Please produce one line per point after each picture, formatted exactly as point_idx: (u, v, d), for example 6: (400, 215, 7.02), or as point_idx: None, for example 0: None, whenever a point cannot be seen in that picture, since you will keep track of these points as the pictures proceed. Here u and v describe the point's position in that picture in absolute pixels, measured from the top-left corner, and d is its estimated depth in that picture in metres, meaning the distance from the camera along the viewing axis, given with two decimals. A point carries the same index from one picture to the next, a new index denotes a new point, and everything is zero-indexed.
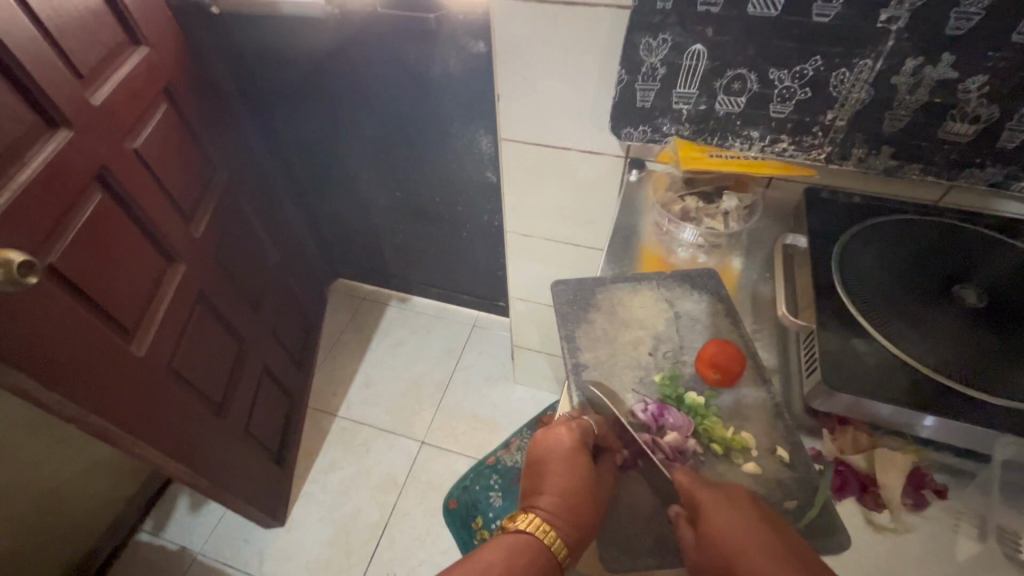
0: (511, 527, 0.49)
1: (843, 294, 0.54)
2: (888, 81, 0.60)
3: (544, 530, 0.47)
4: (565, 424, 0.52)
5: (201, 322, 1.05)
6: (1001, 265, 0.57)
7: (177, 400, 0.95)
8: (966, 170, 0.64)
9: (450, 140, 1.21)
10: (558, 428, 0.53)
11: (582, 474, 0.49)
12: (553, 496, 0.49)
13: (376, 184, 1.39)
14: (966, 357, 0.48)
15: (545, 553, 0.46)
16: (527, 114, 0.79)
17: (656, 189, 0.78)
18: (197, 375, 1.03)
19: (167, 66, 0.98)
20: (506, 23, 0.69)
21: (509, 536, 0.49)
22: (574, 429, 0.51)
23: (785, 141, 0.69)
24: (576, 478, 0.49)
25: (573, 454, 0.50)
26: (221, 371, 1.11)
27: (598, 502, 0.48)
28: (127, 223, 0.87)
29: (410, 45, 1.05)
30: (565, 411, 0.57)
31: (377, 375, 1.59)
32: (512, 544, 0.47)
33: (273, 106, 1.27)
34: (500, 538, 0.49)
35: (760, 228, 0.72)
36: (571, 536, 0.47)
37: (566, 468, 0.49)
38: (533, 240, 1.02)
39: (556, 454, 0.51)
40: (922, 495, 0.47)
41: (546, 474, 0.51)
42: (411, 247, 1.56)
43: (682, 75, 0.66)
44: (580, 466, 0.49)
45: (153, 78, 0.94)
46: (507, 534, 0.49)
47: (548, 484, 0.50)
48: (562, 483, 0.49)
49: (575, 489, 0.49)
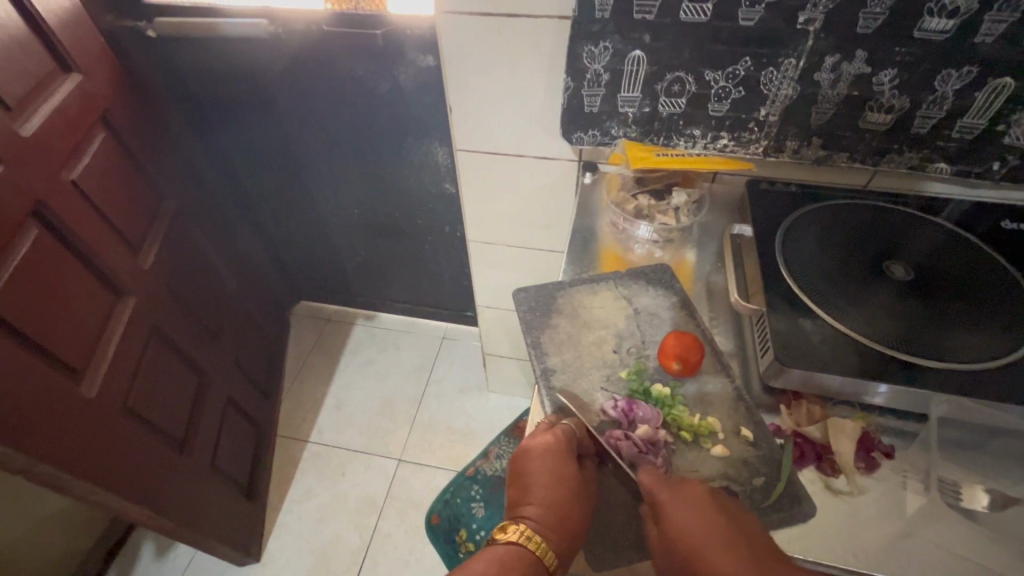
0: (499, 539, 0.49)
1: (787, 278, 0.58)
2: (811, 78, 0.64)
3: (535, 541, 0.47)
4: (548, 431, 0.52)
5: (155, 357, 1.01)
6: (924, 240, 0.62)
7: (134, 440, 0.90)
8: (887, 155, 0.69)
9: (406, 154, 1.21)
10: (543, 435, 0.52)
11: (570, 481, 0.49)
12: (542, 507, 0.49)
13: (334, 202, 1.38)
14: (901, 328, 0.53)
15: (536, 564, 0.47)
16: (479, 126, 0.81)
17: (610, 188, 0.80)
18: (156, 414, 0.99)
19: (104, 94, 0.94)
20: (452, 38, 0.70)
21: (499, 549, 0.48)
22: (559, 435, 0.52)
23: (725, 138, 0.73)
24: (564, 485, 0.49)
25: (560, 462, 0.50)
26: (182, 406, 1.07)
27: (586, 507, 0.49)
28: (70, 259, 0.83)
29: (359, 63, 1.05)
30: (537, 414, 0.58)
31: (347, 396, 1.56)
32: (502, 555, 0.47)
33: (222, 129, 1.25)
34: (488, 550, 0.49)
35: (709, 221, 0.76)
36: (562, 546, 0.48)
37: (554, 477, 0.50)
38: (496, 248, 1.03)
39: (542, 463, 0.50)
40: (872, 458, 0.50)
41: (532, 483, 0.51)
42: (374, 265, 1.54)
43: (625, 80, 0.69)
44: (568, 474, 0.50)
45: (88, 106, 0.90)
46: (495, 545, 0.49)
47: (537, 494, 0.50)
48: (550, 491, 0.49)
49: (564, 497, 0.49)
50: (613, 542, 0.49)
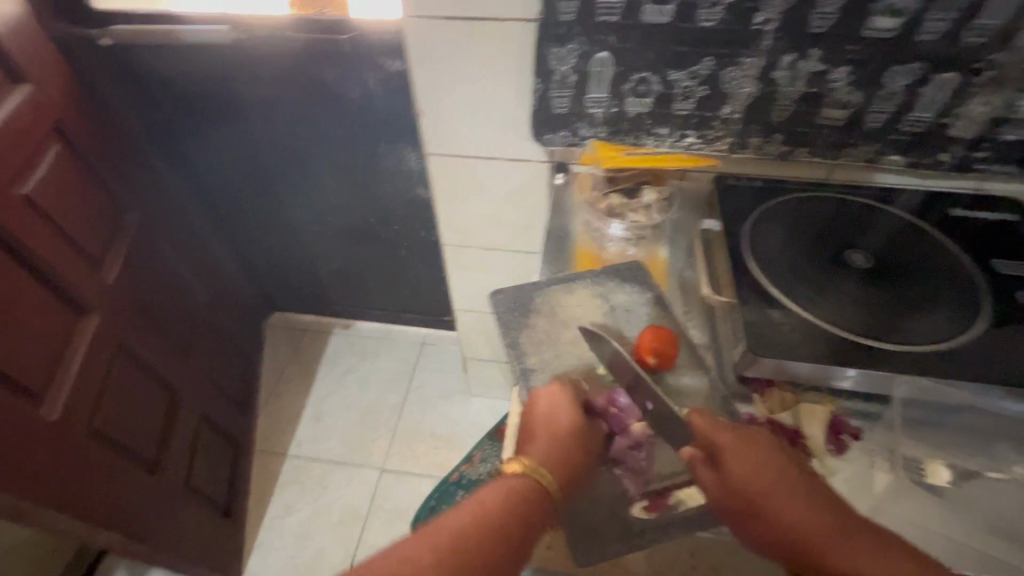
0: (503, 473, 0.50)
1: (755, 270, 0.59)
2: (771, 76, 0.66)
3: (540, 477, 0.49)
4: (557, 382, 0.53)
5: (123, 375, 0.97)
6: (882, 230, 0.65)
7: (102, 462, 0.87)
8: (845, 150, 0.72)
9: (378, 159, 1.20)
10: (553, 385, 0.52)
11: (580, 429, 0.50)
12: (548, 449, 0.49)
13: (306, 209, 1.35)
14: (862, 314, 0.55)
15: (541, 496, 0.48)
16: (451, 128, 0.81)
17: (582, 188, 0.79)
18: (125, 435, 0.96)
19: (61, 105, 0.91)
20: (420, 42, 0.70)
21: (507, 483, 0.49)
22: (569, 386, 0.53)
23: (691, 136, 0.74)
24: (574, 431, 0.50)
25: (571, 409, 0.51)
26: (154, 424, 1.04)
27: (591, 453, 0.50)
28: (25, 277, 0.80)
29: (327, 68, 1.05)
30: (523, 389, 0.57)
31: (326, 407, 1.53)
32: (509, 488, 0.49)
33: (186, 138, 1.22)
34: (494, 483, 0.50)
35: (680, 217, 0.76)
36: (567, 482, 0.49)
37: (563, 424, 0.50)
38: (472, 251, 1.02)
39: (552, 411, 0.51)
40: (841, 440, 0.52)
41: (537, 429, 0.51)
42: (349, 272, 1.52)
43: (593, 81, 0.71)
44: (579, 421, 0.51)
45: (44, 118, 0.87)
46: (502, 479, 0.50)
47: (542, 439, 0.50)
48: (557, 435, 0.50)
49: (572, 442, 0.50)
50: (596, 538, 0.48)
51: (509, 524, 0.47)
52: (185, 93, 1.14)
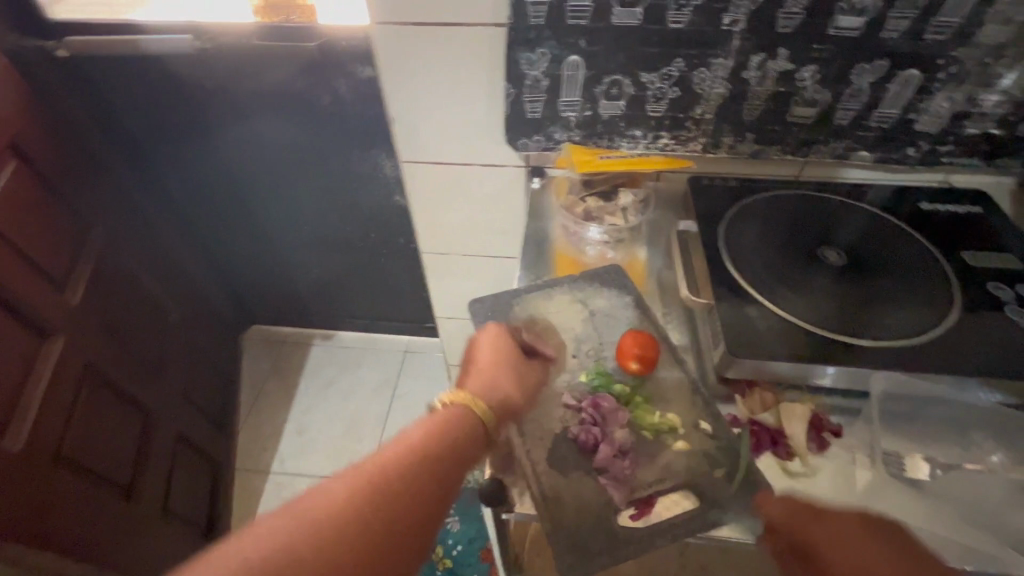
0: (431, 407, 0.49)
1: (732, 270, 0.60)
2: (740, 76, 0.67)
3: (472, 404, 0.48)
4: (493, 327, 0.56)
5: (94, 399, 0.94)
6: (854, 226, 0.66)
7: (69, 493, 0.84)
8: (815, 147, 0.73)
9: (352, 168, 1.18)
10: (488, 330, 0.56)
11: (514, 366, 0.53)
12: (485, 380, 0.51)
13: (281, 220, 1.32)
14: (837, 311, 0.55)
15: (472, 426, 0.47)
16: (424, 135, 0.80)
17: (558, 193, 0.79)
18: (96, 462, 0.92)
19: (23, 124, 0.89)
20: (389, 49, 0.69)
21: (437, 412, 0.48)
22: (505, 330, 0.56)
23: (665, 137, 0.74)
24: (509, 366, 0.53)
25: (506, 349, 0.54)
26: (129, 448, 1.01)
27: (526, 389, 0.52)
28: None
29: (297, 76, 1.03)
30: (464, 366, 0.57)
31: (308, 421, 1.50)
32: (439, 416, 0.47)
33: (154, 151, 1.18)
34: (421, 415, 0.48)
35: (657, 218, 0.76)
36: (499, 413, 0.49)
37: (499, 361, 0.53)
38: (450, 258, 1.01)
39: (489, 351, 0.54)
40: (822, 438, 0.52)
41: (474, 366, 0.52)
42: (328, 283, 1.49)
43: (565, 85, 0.70)
44: (514, 359, 0.54)
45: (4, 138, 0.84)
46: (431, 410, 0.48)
47: (478, 373, 0.52)
48: (495, 372, 0.52)
49: (508, 375, 0.52)
50: (581, 549, 0.46)
51: (435, 459, 0.44)
52: (150, 105, 1.10)
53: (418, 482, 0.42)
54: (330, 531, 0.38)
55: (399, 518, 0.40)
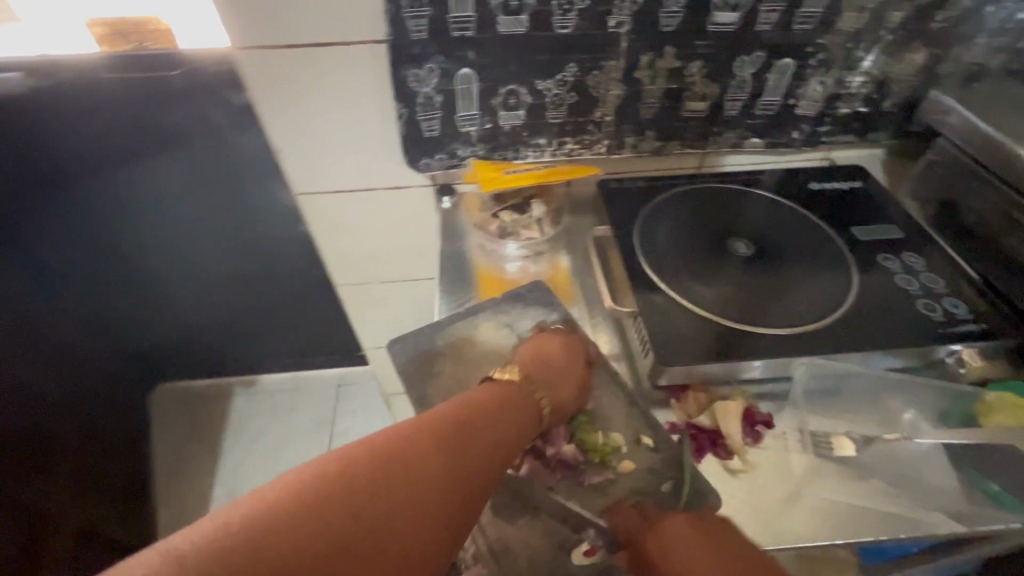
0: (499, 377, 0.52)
1: (651, 273, 0.60)
2: (633, 76, 0.67)
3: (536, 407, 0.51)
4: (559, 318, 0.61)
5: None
6: (753, 213, 0.68)
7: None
8: (712, 138, 0.74)
9: (247, 201, 1.07)
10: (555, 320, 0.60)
11: (577, 356, 0.56)
12: (550, 367, 0.54)
13: (172, 268, 1.19)
14: (749, 303, 0.57)
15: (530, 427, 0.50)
16: (316, 165, 0.73)
17: (471, 211, 0.74)
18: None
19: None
20: (260, 75, 0.62)
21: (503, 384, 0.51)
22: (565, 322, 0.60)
23: (570, 143, 0.73)
24: (571, 354, 0.56)
25: (570, 339, 0.58)
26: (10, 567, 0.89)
27: (581, 380, 0.55)
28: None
29: (165, 107, 0.91)
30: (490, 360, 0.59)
31: (239, 481, 1.36)
32: (506, 392, 0.50)
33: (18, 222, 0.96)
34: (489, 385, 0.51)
35: (573, 222, 0.75)
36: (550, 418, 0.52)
37: (565, 348, 0.56)
38: (369, 287, 0.94)
39: (556, 338, 0.57)
40: (757, 430, 0.52)
41: (544, 349, 0.56)
42: (240, 327, 1.36)
43: (460, 99, 0.67)
44: (576, 347, 0.57)
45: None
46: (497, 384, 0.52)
47: (546, 357, 0.55)
48: (557, 359, 0.55)
49: (568, 363, 0.55)
50: None
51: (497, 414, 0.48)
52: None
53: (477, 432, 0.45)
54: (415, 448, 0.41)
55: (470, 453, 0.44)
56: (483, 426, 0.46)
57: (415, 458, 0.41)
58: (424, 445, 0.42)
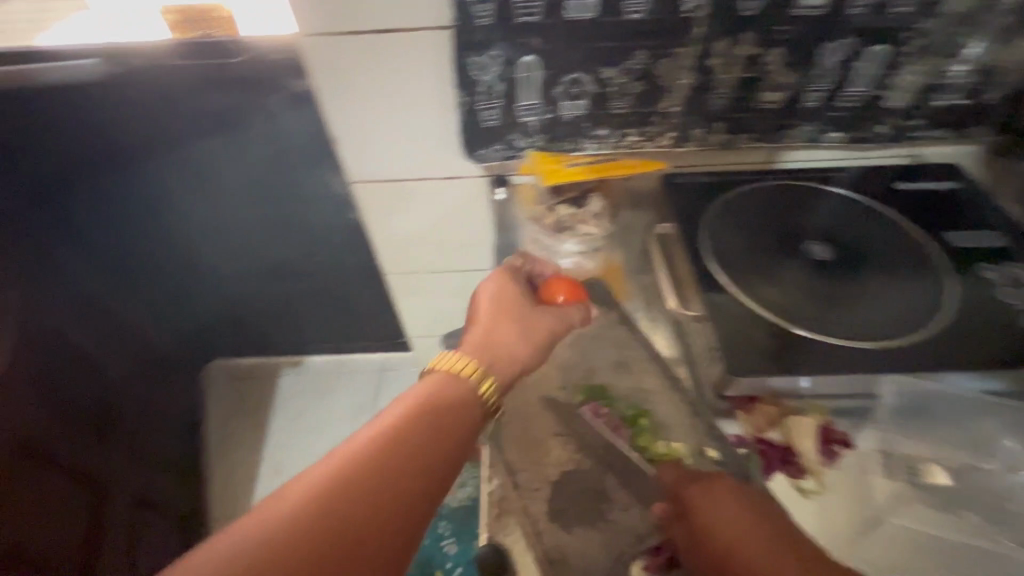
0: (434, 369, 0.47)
1: (719, 273, 0.57)
2: (706, 64, 0.63)
3: (465, 357, 0.48)
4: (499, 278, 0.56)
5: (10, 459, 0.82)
6: (829, 212, 0.64)
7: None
8: (787, 131, 0.69)
9: (298, 188, 1.09)
10: (495, 283, 0.56)
11: (522, 325, 0.52)
12: (491, 346, 0.50)
13: (227, 251, 1.23)
14: (823, 309, 0.54)
15: (460, 386, 0.46)
16: (374, 154, 0.73)
17: (525, 202, 0.70)
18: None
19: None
20: (322, 64, 0.62)
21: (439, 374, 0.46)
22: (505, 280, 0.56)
23: (632, 134, 0.70)
24: (516, 324, 0.52)
25: (516, 307, 0.53)
26: (66, 507, 0.91)
27: (533, 348, 0.52)
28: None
29: (224, 96, 0.94)
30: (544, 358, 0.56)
31: (285, 458, 1.42)
32: (443, 382, 0.46)
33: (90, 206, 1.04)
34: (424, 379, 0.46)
35: (630, 217, 0.69)
36: (498, 366, 0.49)
37: (508, 319, 0.52)
38: (417, 277, 0.94)
39: (496, 310, 0.53)
40: (832, 449, 0.49)
41: (486, 322, 0.52)
42: (288, 310, 1.39)
43: (521, 88, 0.64)
44: (523, 314, 0.53)
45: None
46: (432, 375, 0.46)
47: (487, 330, 0.51)
48: (504, 330, 0.51)
49: (514, 335, 0.51)
50: None
51: (439, 418, 0.43)
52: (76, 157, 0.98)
53: (416, 446, 0.41)
54: (346, 480, 0.38)
55: (409, 469, 0.40)
56: (423, 437, 0.42)
57: (342, 500, 0.37)
58: (356, 478, 0.38)
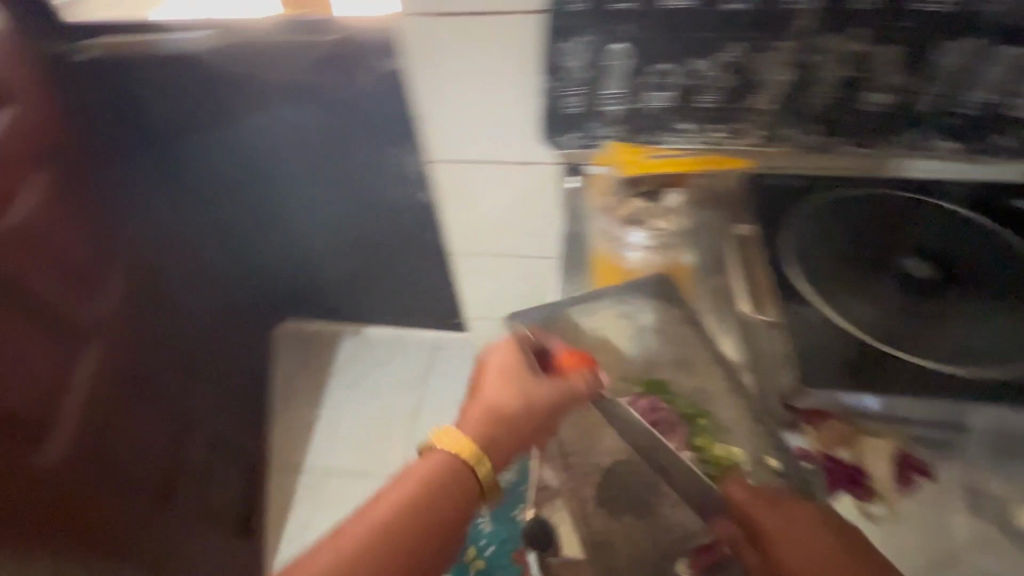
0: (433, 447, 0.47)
1: (797, 281, 0.56)
2: (808, 61, 0.60)
3: (463, 441, 0.46)
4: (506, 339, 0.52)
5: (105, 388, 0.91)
6: (926, 229, 0.60)
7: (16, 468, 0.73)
8: (891, 138, 0.64)
9: (376, 164, 1.14)
10: (502, 343, 0.51)
11: (526, 396, 0.48)
12: (490, 422, 0.47)
13: (306, 219, 1.31)
14: (908, 327, 0.52)
15: (458, 472, 0.46)
16: (455, 133, 0.74)
17: (598, 192, 0.68)
18: (56, 445, 0.80)
19: (28, 116, 0.83)
20: (417, 42, 0.64)
21: (434, 457, 0.46)
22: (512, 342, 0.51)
23: (718, 131, 0.67)
24: (517, 394, 0.48)
25: (520, 374, 0.49)
26: (136, 460, 0.97)
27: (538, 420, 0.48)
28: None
29: (320, 73, 1.00)
30: (605, 349, 0.56)
31: (339, 421, 1.48)
32: (439, 466, 0.45)
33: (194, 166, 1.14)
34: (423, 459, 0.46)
35: (708, 218, 0.65)
36: (496, 450, 0.47)
37: (510, 387, 0.48)
38: (482, 260, 0.96)
39: (499, 375, 0.49)
40: (909, 477, 0.47)
41: (488, 389, 0.49)
42: (354, 281, 1.46)
43: (608, 75, 0.64)
44: (528, 382, 0.49)
45: (14, 131, 0.80)
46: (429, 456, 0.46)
47: (490, 398, 0.48)
48: (507, 401, 0.48)
49: (516, 407, 0.48)
50: None
51: (434, 505, 0.44)
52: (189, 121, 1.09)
53: (408, 538, 0.42)
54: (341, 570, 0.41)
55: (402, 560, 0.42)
56: (418, 528, 0.43)
57: None
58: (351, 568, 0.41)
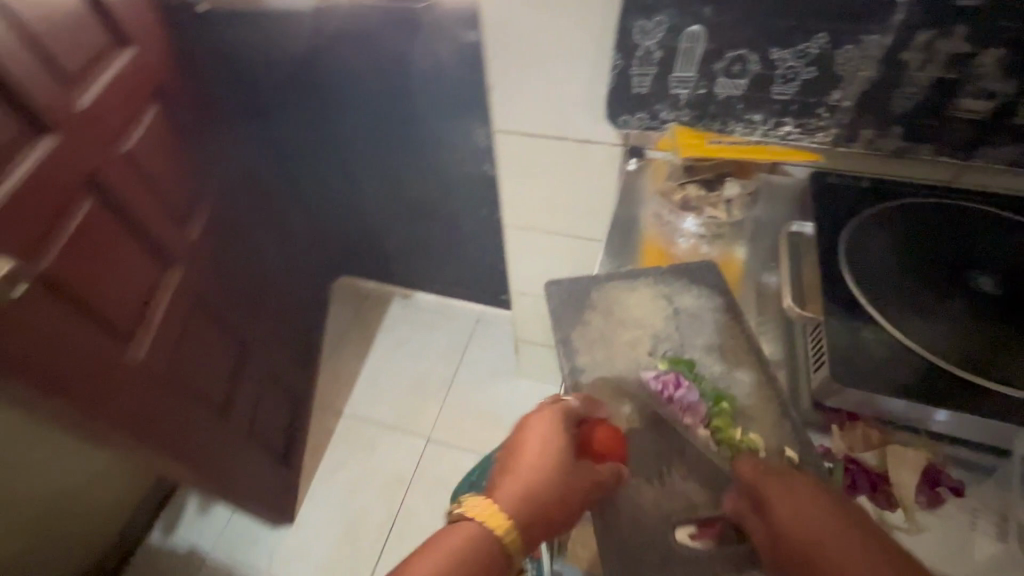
0: (465, 513, 0.44)
1: (852, 285, 0.52)
2: (898, 58, 0.57)
3: (494, 519, 0.43)
4: (552, 407, 0.48)
5: (187, 306, 1.02)
6: (1014, 248, 0.55)
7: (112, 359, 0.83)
8: (981, 148, 0.61)
9: (445, 132, 1.18)
10: (546, 411, 0.48)
11: (563, 474, 0.45)
12: (524, 496, 0.44)
13: (373, 180, 1.37)
14: (974, 345, 0.48)
15: (489, 544, 0.43)
16: (521, 104, 0.76)
17: (656, 178, 0.73)
18: (142, 346, 0.89)
19: (144, 56, 0.91)
20: (495, 11, 0.66)
21: (464, 525, 0.44)
22: (558, 412, 0.47)
23: (789, 124, 0.65)
24: (556, 473, 0.45)
25: (560, 451, 0.46)
26: (200, 370, 1.06)
27: (573, 505, 0.44)
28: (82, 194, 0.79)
29: (403, 40, 1.04)
30: (639, 325, 0.57)
31: (381, 374, 1.57)
32: (468, 535, 0.43)
33: None
34: (453, 524, 0.45)
35: (765, 216, 0.67)
36: (528, 530, 0.43)
37: (547, 465, 0.45)
38: (533, 234, 0.98)
39: (538, 447, 0.46)
40: (936, 492, 0.46)
41: (524, 461, 0.46)
42: (410, 245, 1.52)
43: (680, 57, 0.63)
44: (566, 461, 0.45)
45: (138, 66, 0.90)
46: (460, 523, 0.44)
47: (524, 473, 0.45)
48: (542, 477, 0.45)
49: (552, 487, 0.44)
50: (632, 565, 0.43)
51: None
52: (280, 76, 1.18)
53: None
54: None
55: None
56: None
57: None
58: None
